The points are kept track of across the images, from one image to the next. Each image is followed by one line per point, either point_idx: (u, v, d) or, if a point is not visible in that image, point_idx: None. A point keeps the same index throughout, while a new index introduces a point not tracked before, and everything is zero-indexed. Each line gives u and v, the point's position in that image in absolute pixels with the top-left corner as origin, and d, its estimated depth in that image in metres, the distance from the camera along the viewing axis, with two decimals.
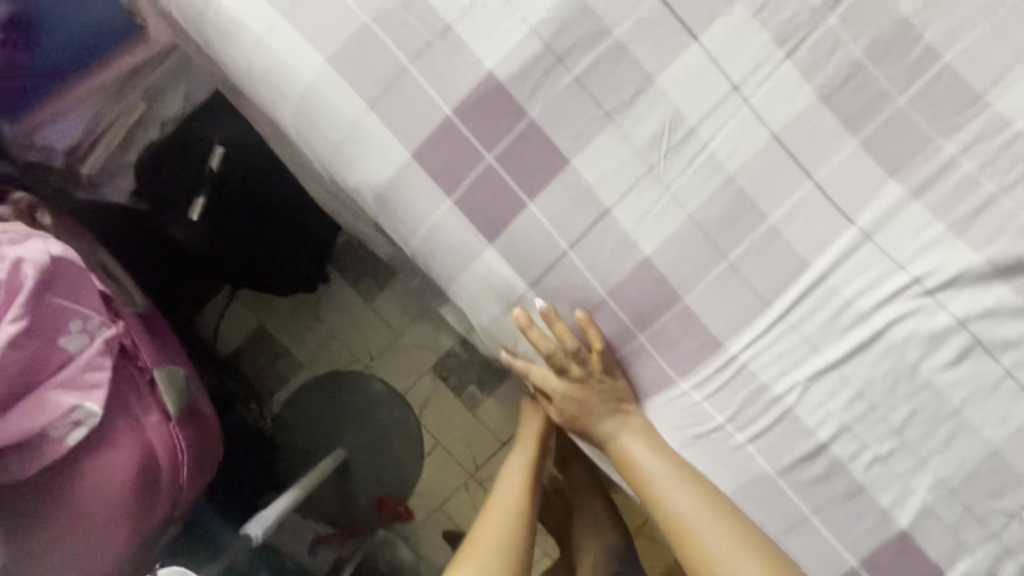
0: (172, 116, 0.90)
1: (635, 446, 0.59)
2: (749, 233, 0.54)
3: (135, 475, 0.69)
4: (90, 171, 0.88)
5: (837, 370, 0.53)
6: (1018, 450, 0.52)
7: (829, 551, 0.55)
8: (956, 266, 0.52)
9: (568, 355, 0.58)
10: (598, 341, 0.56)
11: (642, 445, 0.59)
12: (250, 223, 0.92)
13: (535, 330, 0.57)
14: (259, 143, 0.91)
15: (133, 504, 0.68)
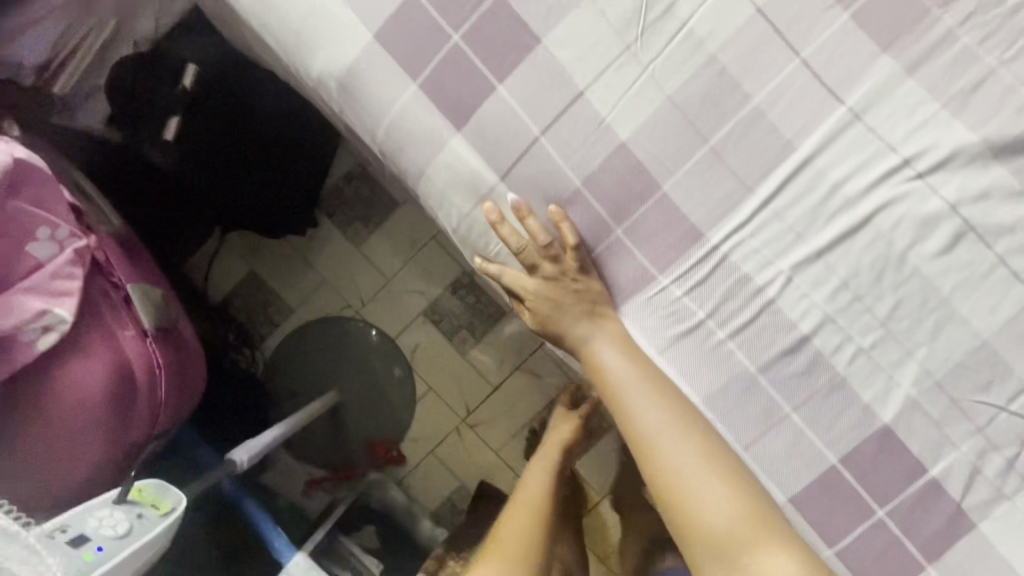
0: (144, 37, 0.90)
1: (607, 351, 0.55)
2: (733, 115, 0.51)
3: (110, 383, 0.70)
4: (62, 92, 0.88)
5: (821, 259, 0.51)
6: (1011, 342, 0.49)
7: (806, 449, 0.52)
8: (948, 146, 0.49)
9: (541, 253, 0.55)
10: (570, 235, 0.53)
11: (614, 352, 0.55)
12: (231, 148, 0.92)
13: (506, 225, 0.54)
14: (235, 66, 0.91)
15: (110, 409, 0.70)
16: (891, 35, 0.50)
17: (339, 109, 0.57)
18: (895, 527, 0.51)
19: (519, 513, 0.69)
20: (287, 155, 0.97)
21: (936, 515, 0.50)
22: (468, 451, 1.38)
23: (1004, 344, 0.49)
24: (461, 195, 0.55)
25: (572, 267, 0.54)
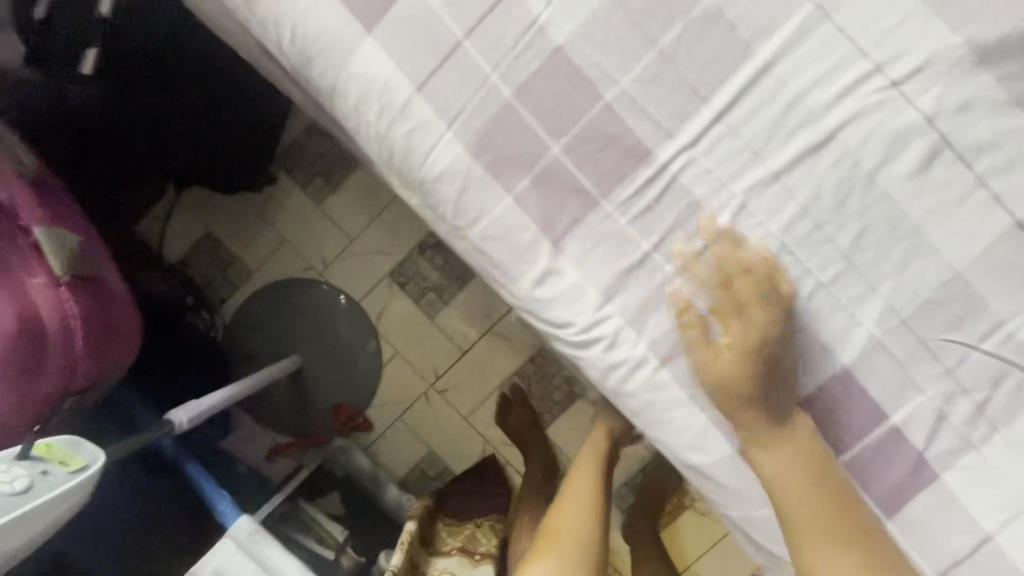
0: None
1: (779, 456, 0.47)
2: (683, 13, 0.44)
3: (14, 332, 0.63)
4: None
5: (780, 181, 0.45)
6: (985, 274, 0.43)
7: (757, 397, 0.47)
8: (928, 48, 0.43)
9: (737, 315, 0.46)
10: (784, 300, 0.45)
11: (791, 460, 0.47)
12: (163, 93, 0.86)
13: (700, 270, 0.46)
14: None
15: (16, 361, 0.63)
16: None
17: (247, 17, 0.51)
18: (851, 476, 0.47)
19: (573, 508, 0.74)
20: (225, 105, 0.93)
21: (898, 466, 0.46)
22: (435, 417, 1.33)
23: (983, 277, 0.43)
24: (379, 114, 0.49)
25: (764, 343, 0.46)
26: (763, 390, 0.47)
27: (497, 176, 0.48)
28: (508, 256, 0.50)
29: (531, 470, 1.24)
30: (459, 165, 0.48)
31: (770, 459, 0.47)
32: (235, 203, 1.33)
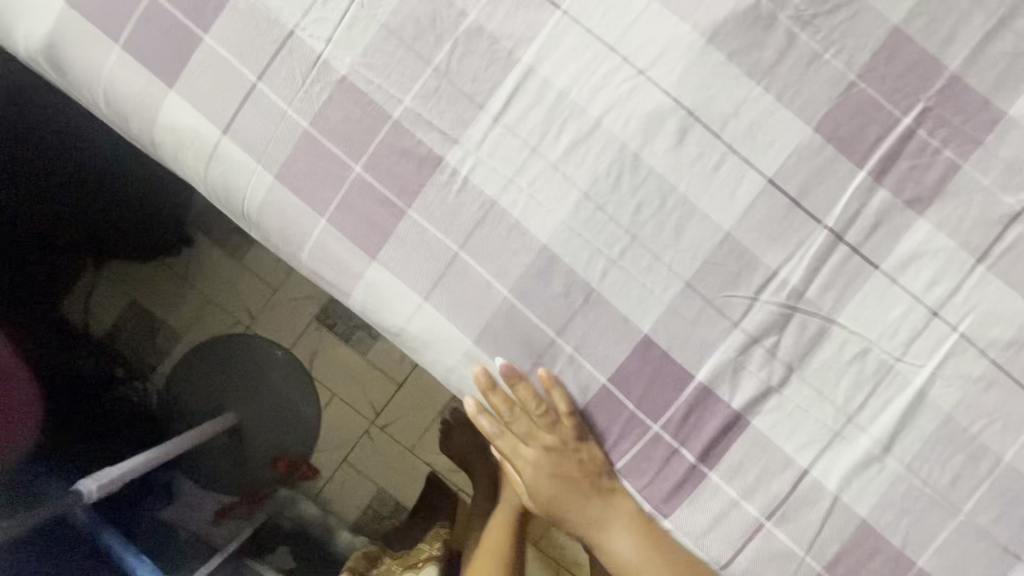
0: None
1: (613, 532, 0.52)
2: (449, 32, 0.50)
3: None
4: None
5: (559, 171, 0.49)
6: (749, 230, 0.48)
7: (578, 375, 0.50)
8: (664, 37, 0.49)
9: (536, 423, 0.52)
10: (569, 406, 0.50)
11: (624, 534, 0.52)
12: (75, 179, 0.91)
13: (495, 391, 0.51)
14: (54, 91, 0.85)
15: None
16: None
17: (63, 82, 0.54)
18: (673, 440, 0.50)
19: None
20: (137, 171, 0.96)
21: (712, 419, 0.49)
22: (381, 455, 1.33)
23: (747, 234, 0.48)
24: (197, 162, 0.52)
25: (563, 441, 0.51)
26: (577, 481, 0.53)
27: (309, 202, 0.51)
28: (335, 275, 0.53)
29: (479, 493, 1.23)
30: (274, 196, 0.52)
31: (611, 537, 0.53)
32: (153, 269, 1.32)
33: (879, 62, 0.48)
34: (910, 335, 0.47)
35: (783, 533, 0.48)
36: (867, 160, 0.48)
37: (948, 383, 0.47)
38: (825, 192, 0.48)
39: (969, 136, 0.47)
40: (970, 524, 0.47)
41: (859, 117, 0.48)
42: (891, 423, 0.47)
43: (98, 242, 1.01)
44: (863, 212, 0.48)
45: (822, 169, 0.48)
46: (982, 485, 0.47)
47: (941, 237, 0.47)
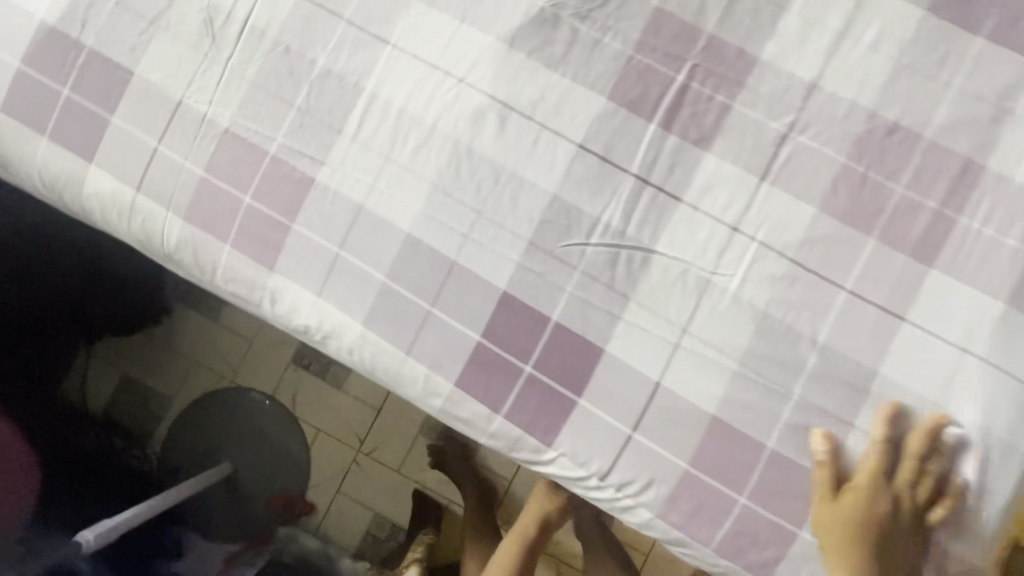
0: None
1: None
2: (304, 78, 0.61)
3: None
4: None
5: (410, 171, 0.59)
6: (571, 188, 0.58)
7: (454, 337, 0.59)
8: (474, 49, 0.59)
9: (904, 472, 0.54)
10: (951, 485, 0.53)
11: None
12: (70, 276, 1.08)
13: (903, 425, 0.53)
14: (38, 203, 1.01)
15: None
16: None
17: (11, 174, 0.66)
18: (544, 377, 0.57)
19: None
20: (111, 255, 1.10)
21: (571, 352, 0.57)
22: (371, 480, 1.39)
23: (570, 193, 0.58)
24: (123, 219, 0.64)
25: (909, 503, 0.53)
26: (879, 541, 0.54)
27: (214, 233, 0.62)
28: (245, 291, 0.62)
29: (467, 500, 1.28)
30: (186, 234, 0.62)
31: None
32: (139, 341, 1.43)
33: (648, 36, 0.58)
34: (718, 251, 0.56)
35: (648, 441, 0.56)
36: (655, 114, 0.57)
37: (759, 286, 0.55)
38: (626, 146, 0.57)
39: (735, 80, 0.56)
40: (805, 403, 0.54)
41: (642, 82, 0.57)
42: (720, 327, 0.55)
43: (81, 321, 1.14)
44: (660, 157, 0.57)
45: (620, 129, 0.57)
46: (806, 367, 0.54)
47: (728, 166, 0.56)
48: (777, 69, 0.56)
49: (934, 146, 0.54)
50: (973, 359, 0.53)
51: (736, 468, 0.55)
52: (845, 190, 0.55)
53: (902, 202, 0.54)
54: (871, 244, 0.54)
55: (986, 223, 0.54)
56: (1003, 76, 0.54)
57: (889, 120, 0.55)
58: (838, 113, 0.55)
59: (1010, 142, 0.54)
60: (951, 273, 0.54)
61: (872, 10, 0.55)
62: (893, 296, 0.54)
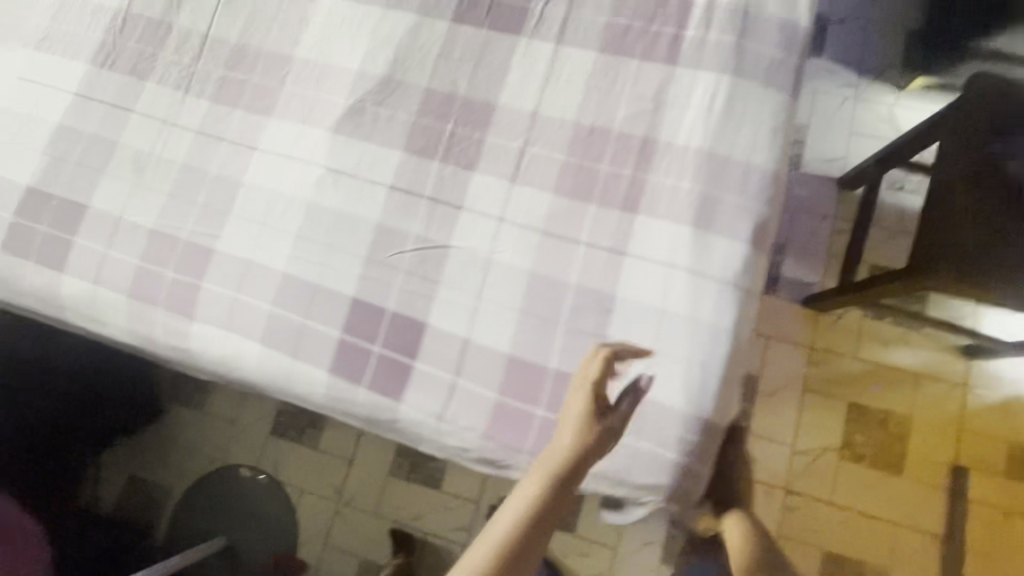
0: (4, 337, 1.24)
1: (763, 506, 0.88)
2: (203, 183, 0.88)
3: None
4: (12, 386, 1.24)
5: (280, 230, 0.84)
6: (387, 216, 0.81)
7: (322, 337, 0.79)
8: (313, 140, 0.87)
9: None
10: None
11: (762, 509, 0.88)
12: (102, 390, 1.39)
13: None
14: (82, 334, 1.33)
15: None
16: (264, 107, 0.90)
17: (10, 294, 0.92)
18: (387, 351, 0.77)
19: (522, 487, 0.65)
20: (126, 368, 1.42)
21: (403, 328, 0.77)
22: (354, 526, 1.50)
23: (387, 219, 0.81)
24: (88, 307, 0.88)
25: None
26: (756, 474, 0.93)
27: (151, 302, 0.86)
28: (180, 340, 0.85)
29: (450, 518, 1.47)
30: (133, 307, 0.86)
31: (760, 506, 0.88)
32: (130, 449, 1.58)
33: (424, 107, 0.85)
34: (492, 236, 0.78)
35: (467, 382, 0.73)
36: (435, 155, 0.82)
37: (522, 252, 0.76)
38: (420, 179, 0.82)
39: (483, 122, 0.82)
40: (572, 329, 0.73)
41: (423, 136, 0.83)
42: (502, 288, 0.76)
43: (77, 428, 1.39)
44: (443, 181, 0.81)
45: (414, 169, 0.82)
46: (566, 303, 0.74)
47: (489, 178, 0.80)
48: (509, 107, 0.82)
49: (621, 134, 0.78)
50: (679, 270, 0.72)
51: (531, 388, 0.72)
52: (568, 176, 0.78)
53: (607, 175, 0.77)
54: (593, 208, 0.76)
55: (667, 177, 0.75)
56: (656, 80, 0.79)
57: (588, 125, 0.79)
58: (553, 128, 0.80)
59: (671, 119, 0.77)
60: (650, 216, 0.74)
61: (562, 59, 0.82)
62: (616, 239, 0.75)
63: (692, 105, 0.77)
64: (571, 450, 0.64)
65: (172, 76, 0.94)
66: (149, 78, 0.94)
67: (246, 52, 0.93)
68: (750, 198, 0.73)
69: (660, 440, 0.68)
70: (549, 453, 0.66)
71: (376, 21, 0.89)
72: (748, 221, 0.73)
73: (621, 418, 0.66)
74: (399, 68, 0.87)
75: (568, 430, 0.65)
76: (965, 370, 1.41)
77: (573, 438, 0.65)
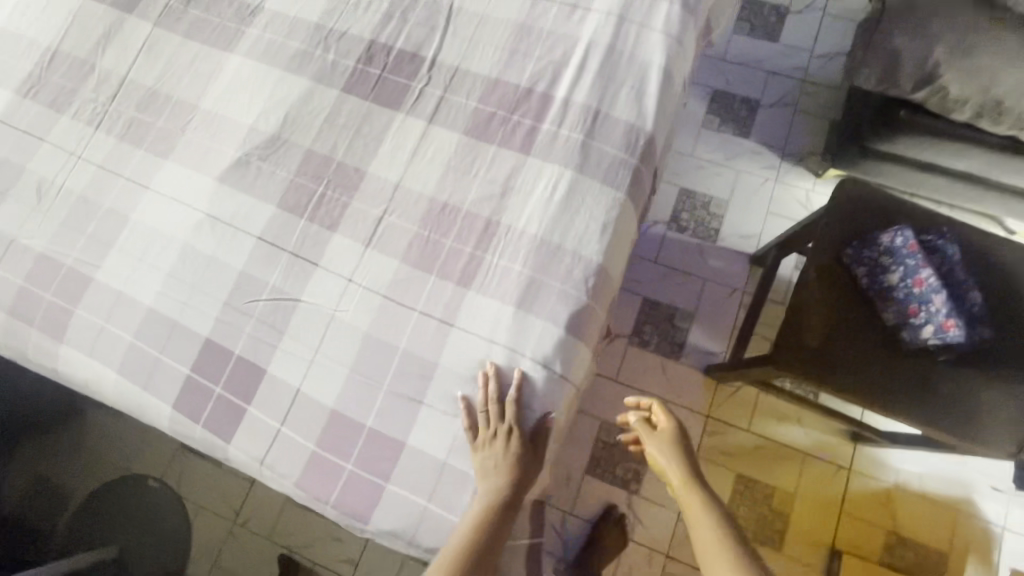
0: None
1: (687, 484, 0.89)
2: (94, 215, 0.95)
3: None
4: None
5: (153, 267, 0.90)
6: (250, 265, 0.87)
7: (173, 373, 0.84)
8: (198, 186, 0.93)
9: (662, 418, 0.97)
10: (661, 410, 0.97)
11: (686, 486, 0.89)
12: None
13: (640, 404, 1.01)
14: None
15: None
16: (163, 149, 0.97)
17: None
18: (226, 393, 0.82)
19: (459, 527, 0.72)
20: None
21: (244, 372, 0.82)
22: (246, 548, 1.52)
23: (250, 268, 0.87)
24: None
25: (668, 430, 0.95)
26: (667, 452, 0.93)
27: (26, 322, 0.91)
28: (48, 359, 0.90)
29: (340, 549, 1.49)
30: (11, 325, 0.91)
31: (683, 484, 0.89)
32: (41, 449, 1.61)
33: (302, 166, 0.91)
34: (338, 295, 0.83)
35: (290, 432, 0.78)
36: (303, 213, 0.88)
37: (363, 313, 0.82)
38: (285, 234, 0.87)
39: (351, 187, 0.89)
40: (392, 393, 0.78)
41: (296, 194, 0.90)
42: (338, 346, 0.81)
43: None
44: (305, 238, 0.87)
45: (282, 224, 0.88)
46: (391, 367, 0.79)
47: (346, 240, 0.86)
48: (377, 176, 0.88)
49: (469, 212, 0.84)
50: (498, 347, 0.78)
51: (346, 444, 0.77)
52: (416, 246, 0.84)
53: (450, 250, 0.83)
54: (432, 279, 0.82)
55: (502, 257, 0.81)
56: (509, 166, 0.86)
57: (441, 201, 0.85)
58: (411, 200, 0.86)
59: (515, 204, 0.83)
60: (481, 293, 0.80)
61: (430, 137, 0.89)
62: (448, 312, 0.80)
63: (536, 193, 0.84)
64: (503, 484, 0.73)
65: (86, 113, 1.01)
66: (65, 112, 1.01)
67: (156, 98, 1.01)
68: (572, 286, 0.79)
69: (451, 504, 0.74)
70: (483, 493, 0.73)
71: (274, 83, 0.97)
72: (566, 308, 0.78)
73: (535, 429, 0.77)
74: (287, 128, 0.94)
75: (492, 467, 0.73)
76: (851, 455, 1.44)
77: (502, 473, 0.73)
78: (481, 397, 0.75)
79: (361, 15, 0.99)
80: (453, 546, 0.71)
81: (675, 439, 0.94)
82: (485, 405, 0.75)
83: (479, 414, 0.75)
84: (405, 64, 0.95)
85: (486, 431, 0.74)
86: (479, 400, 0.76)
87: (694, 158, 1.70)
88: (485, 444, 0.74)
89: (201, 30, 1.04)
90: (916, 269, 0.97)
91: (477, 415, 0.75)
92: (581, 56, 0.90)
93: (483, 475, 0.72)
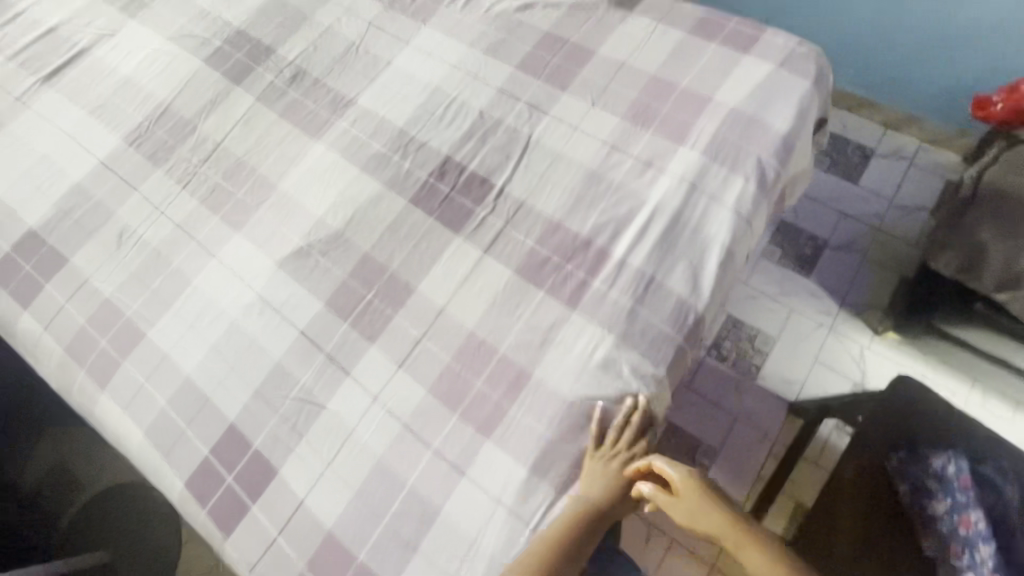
0: None
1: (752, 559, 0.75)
2: (161, 271, 1.00)
3: None
4: None
5: (201, 336, 0.94)
6: (287, 358, 0.90)
7: (193, 449, 0.87)
8: (258, 266, 0.98)
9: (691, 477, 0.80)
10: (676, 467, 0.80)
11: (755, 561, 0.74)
12: None
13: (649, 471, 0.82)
14: None
15: None
16: (236, 221, 1.03)
17: None
18: (237, 486, 0.83)
19: (564, 516, 0.76)
20: None
21: (258, 470, 0.84)
22: None
23: (286, 361, 0.89)
24: (32, 345, 1.00)
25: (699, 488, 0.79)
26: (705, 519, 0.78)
27: (78, 362, 0.97)
28: (88, 402, 0.95)
29: None
30: (64, 361, 0.97)
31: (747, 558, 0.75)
32: None
33: (357, 269, 0.94)
34: (361, 410, 0.84)
35: (285, 543, 0.79)
36: (348, 316, 0.91)
37: (380, 436, 0.82)
38: (327, 335, 0.90)
39: (398, 301, 0.91)
40: (390, 529, 0.77)
41: (345, 296, 0.93)
42: (350, 463, 0.81)
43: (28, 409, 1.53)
44: (343, 344, 0.89)
45: (325, 323, 0.91)
46: (396, 501, 0.79)
47: (381, 354, 0.87)
48: (424, 296, 0.90)
49: (505, 356, 0.84)
50: (504, 507, 0.76)
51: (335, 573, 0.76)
52: (446, 379, 0.84)
53: (478, 392, 0.83)
54: (454, 418, 0.82)
55: (527, 412, 0.81)
56: (552, 317, 0.86)
57: (480, 337, 0.86)
58: (452, 329, 0.87)
59: (551, 358, 0.83)
60: (499, 445, 0.79)
61: (482, 268, 0.91)
62: (462, 457, 0.79)
63: (574, 351, 0.83)
64: (608, 496, 0.78)
65: (178, 172, 1.09)
66: (160, 167, 1.09)
67: (242, 170, 1.07)
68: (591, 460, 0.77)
69: None
70: (587, 496, 0.77)
71: (349, 180, 1.02)
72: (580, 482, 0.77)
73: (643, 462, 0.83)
74: (352, 226, 0.98)
75: (602, 478, 0.78)
76: None
77: (611, 488, 0.78)
78: (620, 417, 0.80)
79: (444, 129, 1.03)
80: (553, 532, 0.74)
81: (709, 499, 0.78)
82: (617, 426, 0.79)
83: (610, 431, 0.79)
84: (474, 187, 0.98)
85: (611, 448, 0.79)
86: (614, 415, 0.80)
87: (747, 287, 1.66)
88: (606, 456, 0.79)
89: (296, 113, 1.11)
90: (964, 506, 0.88)
91: (609, 430, 0.80)
92: (646, 218, 0.90)
93: (594, 481, 0.77)
